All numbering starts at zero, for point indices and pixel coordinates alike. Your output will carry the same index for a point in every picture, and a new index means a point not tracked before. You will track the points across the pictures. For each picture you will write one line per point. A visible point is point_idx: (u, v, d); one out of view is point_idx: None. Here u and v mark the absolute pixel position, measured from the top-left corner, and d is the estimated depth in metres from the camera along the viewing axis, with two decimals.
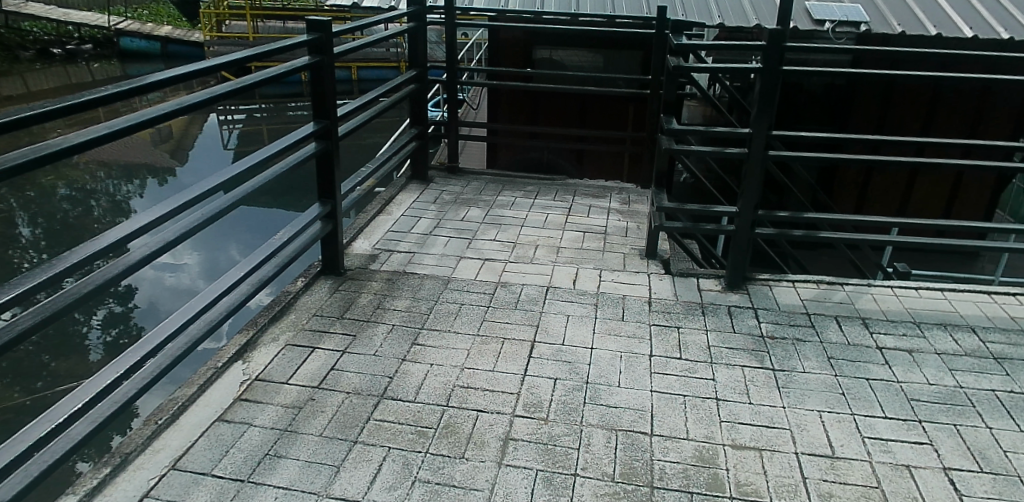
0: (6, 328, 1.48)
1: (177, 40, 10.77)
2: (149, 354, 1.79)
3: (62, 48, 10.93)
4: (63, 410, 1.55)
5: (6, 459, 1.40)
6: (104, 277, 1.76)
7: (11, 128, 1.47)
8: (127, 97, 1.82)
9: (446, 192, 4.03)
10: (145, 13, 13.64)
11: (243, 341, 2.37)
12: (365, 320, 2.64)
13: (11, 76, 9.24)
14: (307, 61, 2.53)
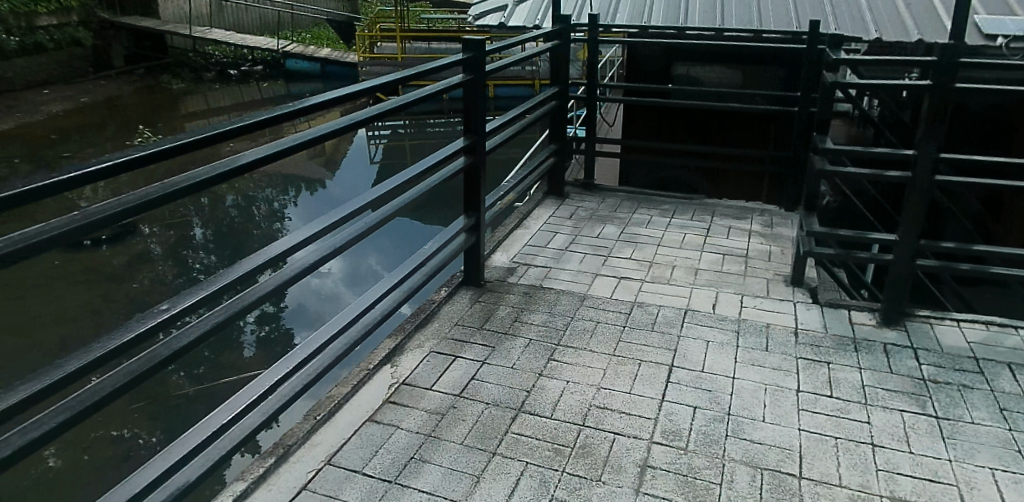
0: (202, 321, 1.61)
1: (333, 61, 11.45)
2: (314, 353, 1.89)
3: (239, 69, 11.95)
4: (240, 401, 1.67)
5: (194, 442, 1.53)
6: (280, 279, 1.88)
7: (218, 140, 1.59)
8: (309, 112, 1.94)
9: (583, 208, 4.00)
10: (311, 35, 14.34)
11: (391, 346, 2.46)
12: (503, 333, 2.65)
13: (196, 96, 10.38)
14: (462, 79, 2.61)
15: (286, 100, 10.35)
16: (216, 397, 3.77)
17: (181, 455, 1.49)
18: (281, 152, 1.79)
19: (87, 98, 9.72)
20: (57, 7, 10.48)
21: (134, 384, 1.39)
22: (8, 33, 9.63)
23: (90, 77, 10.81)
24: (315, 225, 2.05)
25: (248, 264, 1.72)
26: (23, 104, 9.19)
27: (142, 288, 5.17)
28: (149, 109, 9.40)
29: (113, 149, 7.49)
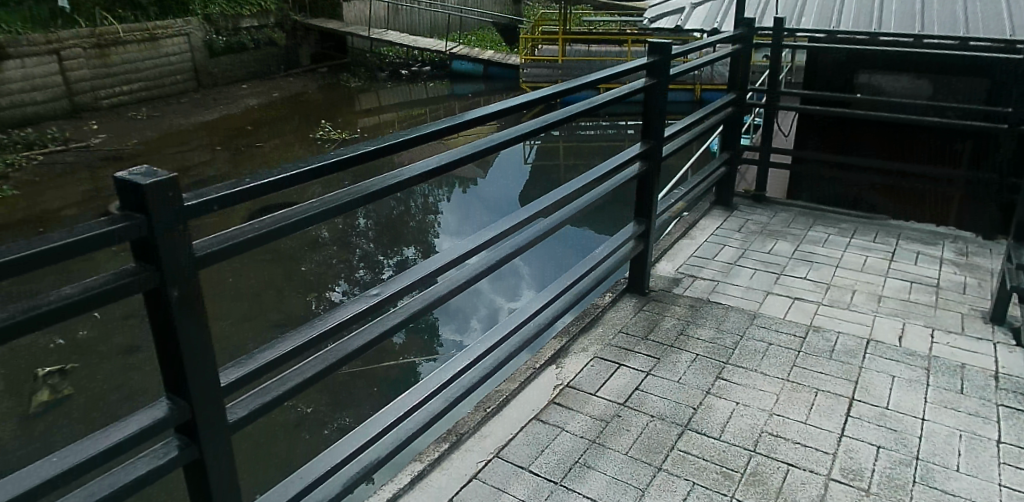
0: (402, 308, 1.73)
1: (496, 63, 11.80)
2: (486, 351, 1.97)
3: (409, 70, 12.67)
4: (424, 389, 1.77)
5: (385, 422, 1.63)
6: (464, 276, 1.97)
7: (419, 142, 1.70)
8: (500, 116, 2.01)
9: (752, 221, 3.82)
10: (476, 37, 14.89)
11: (556, 347, 2.48)
12: (669, 345, 2.57)
13: (370, 94, 11.11)
14: (643, 83, 2.57)
15: (450, 99, 10.79)
16: (377, 378, 4.01)
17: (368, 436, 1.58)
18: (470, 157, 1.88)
19: (278, 93, 10.73)
20: (258, 11, 11.65)
21: (338, 367, 1.47)
22: (218, 33, 10.86)
23: (282, 74, 11.91)
24: (495, 227, 2.14)
25: (437, 261, 1.82)
26: (226, 97, 10.32)
27: (313, 269, 5.60)
28: (329, 105, 10.19)
29: (297, 140, 8.20)
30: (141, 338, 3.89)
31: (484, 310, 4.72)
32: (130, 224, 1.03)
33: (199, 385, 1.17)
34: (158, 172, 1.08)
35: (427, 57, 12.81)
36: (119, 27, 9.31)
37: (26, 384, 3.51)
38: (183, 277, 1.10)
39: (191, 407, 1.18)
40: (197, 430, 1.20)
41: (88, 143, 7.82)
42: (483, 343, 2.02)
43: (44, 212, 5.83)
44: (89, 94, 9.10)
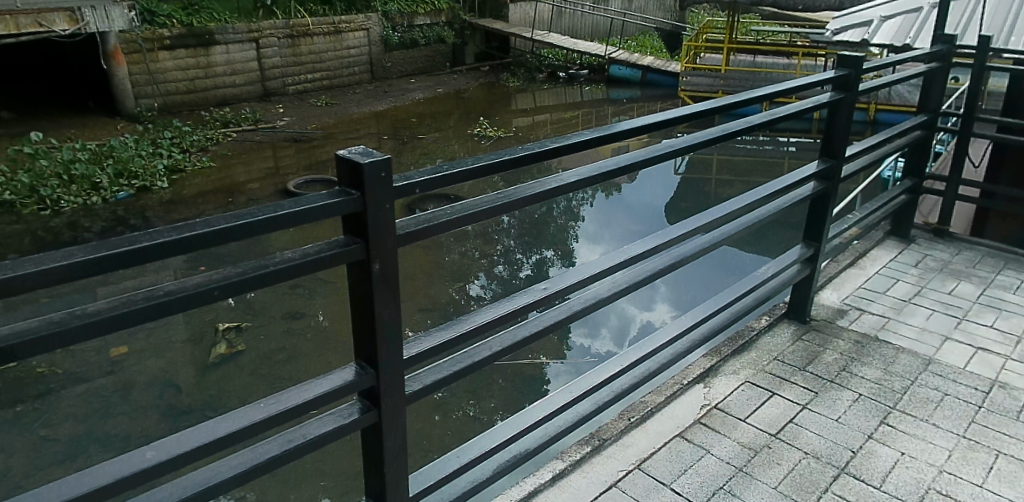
0: (557, 311, 1.88)
1: (656, 69, 11.65)
2: (629, 365, 2.04)
3: (566, 72, 12.79)
4: (565, 396, 1.90)
5: (528, 421, 1.79)
6: (618, 287, 2.03)
7: (581, 149, 1.76)
8: (666, 127, 2.01)
9: (931, 257, 3.47)
10: (637, 43, 14.77)
11: (707, 366, 2.40)
12: (829, 381, 2.40)
13: (526, 94, 11.33)
14: (829, 98, 2.42)
15: (604, 105, 10.77)
16: (510, 372, 4.09)
17: (503, 438, 1.73)
18: (630, 167, 1.92)
19: (442, 89, 11.22)
20: (432, 9, 12.25)
21: (494, 358, 1.72)
22: (394, 30, 11.55)
23: (447, 71, 12.46)
24: (656, 237, 2.14)
25: (589, 270, 1.91)
26: (396, 90, 10.95)
27: (457, 260, 5.80)
28: (487, 103, 10.51)
29: (455, 135, 8.53)
30: (305, 307, 4.23)
31: (615, 319, 4.68)
32: (348, 198, 1.33)
33: (383, 358, 1.46)
34: (374, 154, 1.37)
35: (586, 61, 12.89)
36: (309, 20, 10.16)
37: (208, 335, 3.91)
38: (383, 256, 1.39)
39: (376, 376, 1.46)
40: (377, 398, 1.48)
41: (274, 124, 8.60)
42: (627, 356, 2.08)
43: (232, 183, 6.48)
44: (279, 80, 10.01)
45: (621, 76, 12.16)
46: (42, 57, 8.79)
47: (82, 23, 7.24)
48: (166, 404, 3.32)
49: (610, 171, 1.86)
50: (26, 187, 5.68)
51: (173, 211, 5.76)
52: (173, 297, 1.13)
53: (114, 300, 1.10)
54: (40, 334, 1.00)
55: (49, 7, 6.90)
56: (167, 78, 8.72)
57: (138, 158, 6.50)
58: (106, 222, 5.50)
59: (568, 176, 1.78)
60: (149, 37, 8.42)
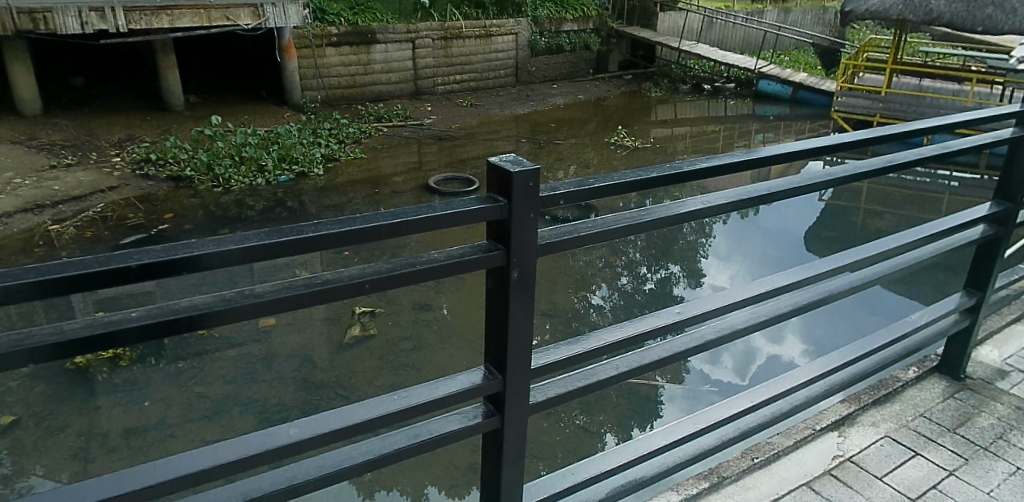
0: (690, 339, 1.83)
1: (807, 87, 10.98)
2: (757, 405, 1.95)
3: (712, 85, 12.40)
4: (687, 427, 1.85)
5: (645, 448, 1.76)
6: (753, 320, 1.94)
7: (729, 172, 1.70)
8: (823, 155, 1.90)
9: None
10: (790, 58, 14.08)
11: (842, 414, 2.24)
12: (983, 448, 2.16)
13: (668, 106, 11.11)
14: (1013, 133, 2.19)
15: (749, 120, 10.32)
16: (624, 388, 4.02)
17: (619, 461, 1.72)
18: (779, 195, 1.83)
19: (584, 96, 11.23)
20: (581, 15, 12.29)
21: (618, 380, 1.70)
22: (542, 35, 11.72)
23: (589, 78, 12.48)
24: (800, 271, 2.02)
25: (725, 300, 1.84)
26: (538, 94, 11.11)
27: (582, 267, 5.78)
28: (627, 112, 10.41)
29: (592, 142, 8.52)
30: (433, 300, 4.39)
31: (738, 346, 4.48)
32: (496, 205, 1.37)
33: (512, 366, 1.49)
34: (524, 162, 1.39)
35: (734, 74, 12.51)
36: (462, 23, 10.53)
37: (345, 316, 4.17)
38: (522, 265, 1.42)
39: (503, 383, 1.50)
40: (501, 404, 1.51)
41: (421, 122, 9.00)
42: (756, 394, 1.98)
43: (379, 175, 6.84)
44: (430, 80, 10.46)
45: (770, 91, 11.58)
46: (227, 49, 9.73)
47: (263, 18, 8.06)
48: (303, 377, 3.59)
49: (757, 197, 1.78)
50: (204, 165, 6.33)
51: (324, 197, 6.19)
52: (332, 286, 1.22)
53: (280, 284, 1.21)
54: (215, 309, 1.12)
55: (238, 4, 7.86)
56: (331, 72, 9.37)
57: (300, 145, 7.04)
58: (267, 203, 6.00)
59: (712, 199, 1.72)
60: (319, 34, 9.10)
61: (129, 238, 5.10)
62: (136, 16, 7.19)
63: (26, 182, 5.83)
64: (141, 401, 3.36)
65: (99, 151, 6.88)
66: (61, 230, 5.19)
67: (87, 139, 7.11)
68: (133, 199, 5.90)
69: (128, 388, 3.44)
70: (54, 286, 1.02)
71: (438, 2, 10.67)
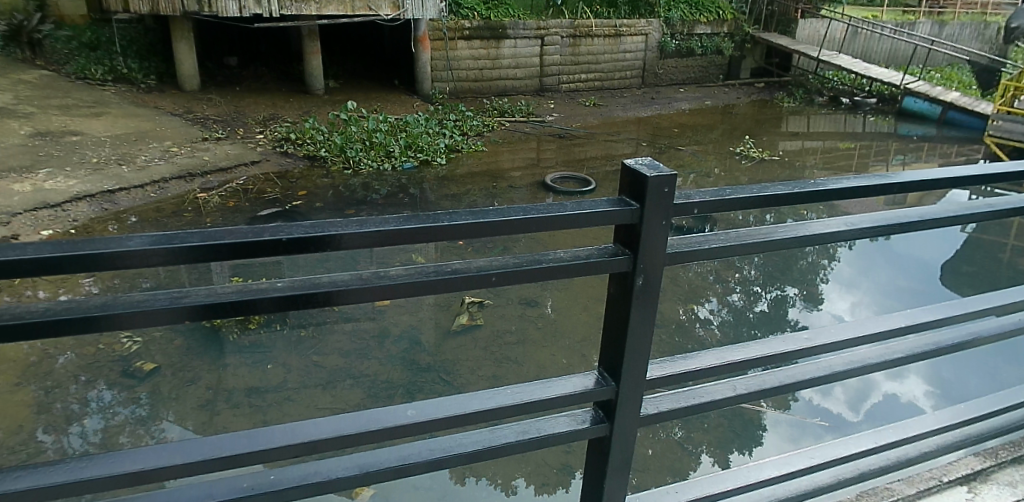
0: (815, 369, 1.71)
1: (959, 108, 10.08)
2: (880, 447, 1.80)
3: (850, 99, 11.64)
4: (800, 461, 1.73)
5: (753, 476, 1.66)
6: (887, 356, 1.78)
7: (878, 193, 1.57)
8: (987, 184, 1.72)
9: None
10: (942, 75, 12.98)
11: (977, 467, 2.03)
12: None
13: (800, 118, 10.55)
14: None
15: (889, 139, 9.61)
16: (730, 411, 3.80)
17: (724, 487, 1.63)
18: (931, 223, 1.67)
19: (711, 102, 10.88)
20: (715, 19, 11.89)
21: (732, 402, 1.61)
22: (673, 37, 11.46)
23: (718, 84, 12.08)
24: (945, 307, 1.84)
25: (858, 331, 1.70)
26: (664, 98, 10.86)
27: (692, 279, 5.58)
28: (755, 121, 9.97)
29: (715, 150, 8.23)
30: (540, 296, 4.39)
31: (854, 379, 4.17)
32: (627, 210, 1.32)
33: (626, 375, 1.44)
34: (660, 167, 1.34)
35: (877, 89, 11.70)
36: (593, 21, 10.46)
37: (455, 305, 4.26)
38: (647, 273, 1.37)
39: (614, 391, 1.45)
40: (612, 412, 1.47)
41: (543, 119, 9.04)
42: (879, 435, 1.83)
43: (497, 168, 6.94)
44: (555, 77, 10.48)
45: (916, 110, 10.73)
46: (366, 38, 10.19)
47: (401, 10, 8.36)
48: (410, 358, 3.69)
49: (906, 224, 1.64)
50: (336, 147, 6.66)
51: (444, 186, 6.34)
52: (460, 276, 1.22)
53: (411, 269, 1.23)
54: (351, 287, 1.14)
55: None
56: (461, 65, 9.59)
57: (426, 134, 7.27)
58: (391, 188, 6.22)
59: (855, 222, 1.60)
60: (453, 27, 9.33)
61: (265, 211, 5.46)
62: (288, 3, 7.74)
63: (182, 151, 6.38)
64: (264, 363, 3.58)
65: (246, 127, 7.40)
66: (207, 198, 5.62)
67: (235, 116, 7.66)
68: (271, 174, 6.30)
69: (252, 350, 3.67)
70: (212, 251, 1.08)
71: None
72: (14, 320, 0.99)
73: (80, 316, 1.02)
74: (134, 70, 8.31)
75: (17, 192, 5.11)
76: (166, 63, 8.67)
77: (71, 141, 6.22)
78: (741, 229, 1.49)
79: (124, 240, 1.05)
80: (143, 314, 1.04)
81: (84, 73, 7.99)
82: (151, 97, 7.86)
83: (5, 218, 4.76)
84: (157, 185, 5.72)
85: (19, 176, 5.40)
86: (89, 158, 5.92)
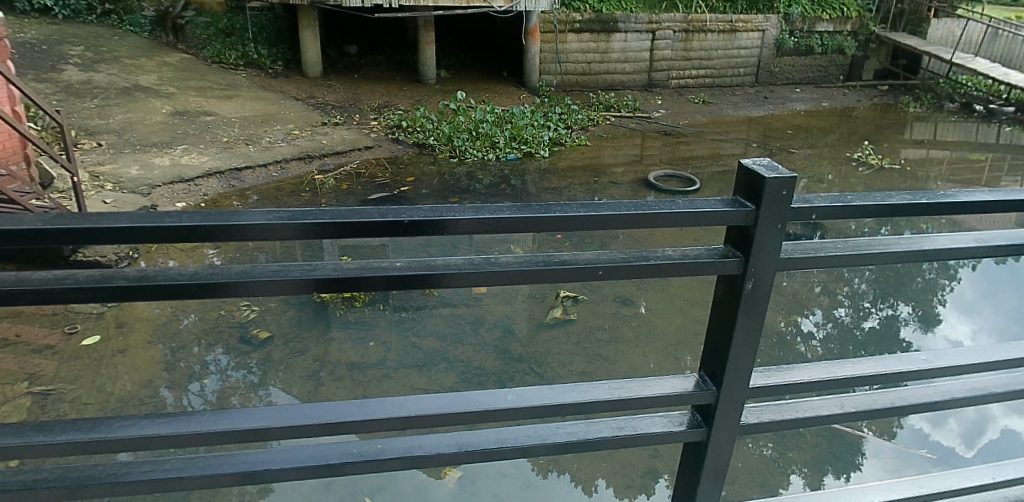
0: (930, 393, 1.59)
1: None
2: (998, 484, 1.66)
3: (985, 106, 10.62)
4: (906, 490, 1.63)
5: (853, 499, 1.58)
6: (1012, 386, 1.64)
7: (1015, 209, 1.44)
8: None
9: None
10: None
11: None
12: None
13: (928, 124, 9.81)
14: None
15: None
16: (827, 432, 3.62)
17: None
18: None
19: (829, 104, 10.32)
20: (839, 16, 11.26)
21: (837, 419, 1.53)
22: (791, 34, 10.94)
23: (838, 85, 11.42)
24: None
25: (982, 356, 1.57)
26: (778, 97, 10.41)
27: (797, 289, 5.31)
28: (876, 126, 9.38)
29: (830, 155, 7.81)
30: (635, 295, 4.33)
31: (968, 411, 3.87)
32: (742, 211, 1.27)
33: (728, 380, 1.40)
34: (780, 168, 1.27)
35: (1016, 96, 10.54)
36: (708, 16, 10.17)
37: (548, 298, 4.27)
38: (759, 278, 1.32)
39: (715, 395, 1.41)
40: (710, 416, 1.43)
41: (650, 114, 8.89)
42: (998, 472, 1.69)
43: (599, 164, 6.89)
44: (664, 72, 10.25)
45: None
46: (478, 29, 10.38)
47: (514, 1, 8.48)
48: (503, 347, 3.75)
49: None
50: (444, 136, 6.84)
51: (546, 179, 6.37)
52: (568, 268, 1.22)
53: (520, 257, 1.24)
54: (460, 272, 1.17)
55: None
56: (569, 58, 9.57)
57: (531, 127, 7.31)
58: (494, 178, 6.31)
59: (987, 239, 1.47)
60: (563, 20, 9.33)
61: (376, 194, 5.69)
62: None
63: (303, 134, 6.74)
64: (366, 340, 3.74)
65: (361, 113, 7.71)
66: (323, 179, 5.91)
67: (352, 102, 8.00)
68: (382, 160, 6.54)
69: (356, 326, 3.84)
70: (340, 229, 1.13)
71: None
72: (166, 281, 1.07)
73: (223, 280, 1.09)
74: (264, 55, 8.79)
75: (158, 166, 5.59)
76: (292, 50, 9.11)
77: (205, 121, 6.71)
78: (861, 239, 1.41)
79: (261, 215, 1.12)
80: (274, 283, 1.10)
81: (219, 57, 8.56)
82: (277, 82, 8.35)
83: (147, 189, 5.21)
84: (279, 165, 6.07)
85: (160, 151, 5.89)
86: (220, 137, 6.38)
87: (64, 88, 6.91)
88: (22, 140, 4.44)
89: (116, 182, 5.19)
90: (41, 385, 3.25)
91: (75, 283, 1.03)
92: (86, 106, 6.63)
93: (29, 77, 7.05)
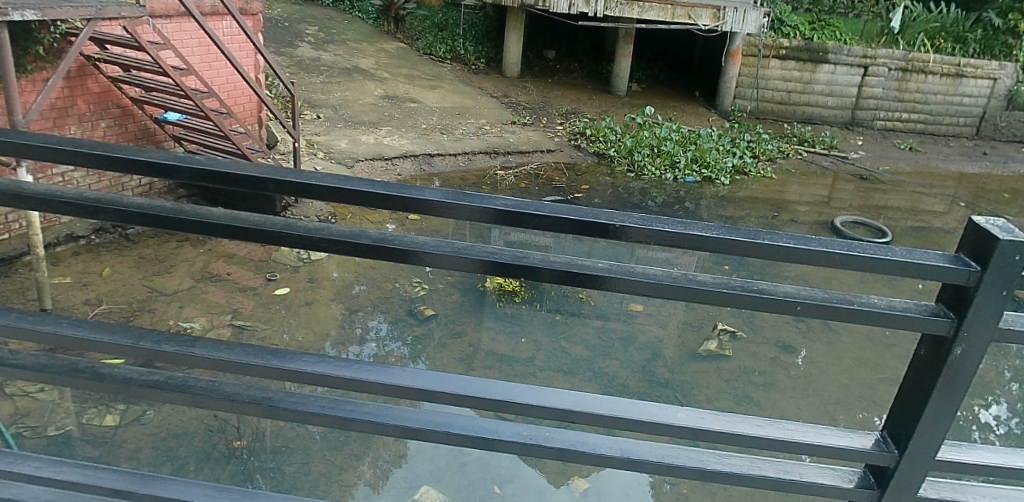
0: None
1: None
2: None
3: None
4: None
5: None
6: None
7: None
8: None
9: None
10: None
11: None
12: None
13: None
14: None
15: None
16: None
17: None
18: None
19: None
20: None
21: None
22: None
23: None
24: None
25: None
26: (1000, 155, 9.28)
27: (986, 372, 4.69)
28: None
29: None
30: (799, 343, 4.07)
31: None
32: (964, 270, 1.09)
33: (917, 447, 1.22)
34: (1019, 231, 1.08)
35: None
36: (932, 57, 9.29)
37: (705, 328, 4.13)
38: (971, 346, 1.12)
39: (896, 458, 1.24)
40: (885, 480, 1.26)
41: (847, 155, 8.29)
42: None
43: (782, 199, 6.54)
44: (870, 112, 9.49)
45: None
46: (677, 46, 10.29)
47: (720, 21, 8.23)
48: (650, 369, 3.69)
49: None
50: (626, 150, 6.86)
51: (722, 206, 6.17)
52: (769, 299, 1.15)
53: (719, 278, 1.19)
54: (634, 279, 1.15)
55: (701, 4, 8.21)
56: (769, 85, 9.23)
57: (715, 151, 7.09)
58: (668, 197, 6.22)
59: None
60: (769, 45, 9.04)
61: (551, 197, 5.82)
62: (613, 3, 8.19)
63: (492, 130, 7.04)
64: (519, 336, 3.85)
65: (549, 116, 7.92)
66: (504, 176, 6.14)
67: (542, 105, 8.25)
68: (561, 164, 6.66)
69: (510, 321, 3.97)
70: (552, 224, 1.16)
71: (909, 29, 9.62)
72: (399, 246, 1.17)
73: (448, 252, 1.16)
74: (470, 52, 9.33)
75: (363, 143, 6.11)
76: (495, 48, 9.56)
77: (409, 107, 7.23)
78: None
79: (478, 199, 1.17)
80: (481, 263, 1.16)
81: (429, 50, 9.21)
82: (477, 78, 8.81)
83: (350, 162, 5.71)
84: (466, 157, 6.38)
85: (367, 129, 6.44)
86: (420, 123, 6.84)
87: (298, 63, 7.77)
88: (259, 103, 5.13)
89: (327, 152, 5.76)
90: (241, 320, 3.68)
91: (327, 235, 1.16)
92: (313, 81, 7.41)
93: (272, 50, 8.01)
